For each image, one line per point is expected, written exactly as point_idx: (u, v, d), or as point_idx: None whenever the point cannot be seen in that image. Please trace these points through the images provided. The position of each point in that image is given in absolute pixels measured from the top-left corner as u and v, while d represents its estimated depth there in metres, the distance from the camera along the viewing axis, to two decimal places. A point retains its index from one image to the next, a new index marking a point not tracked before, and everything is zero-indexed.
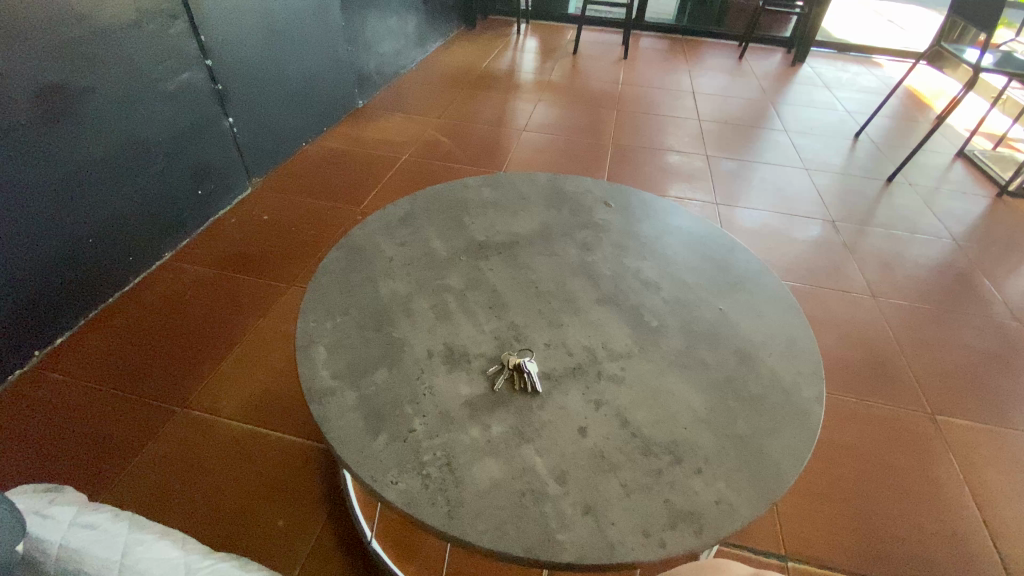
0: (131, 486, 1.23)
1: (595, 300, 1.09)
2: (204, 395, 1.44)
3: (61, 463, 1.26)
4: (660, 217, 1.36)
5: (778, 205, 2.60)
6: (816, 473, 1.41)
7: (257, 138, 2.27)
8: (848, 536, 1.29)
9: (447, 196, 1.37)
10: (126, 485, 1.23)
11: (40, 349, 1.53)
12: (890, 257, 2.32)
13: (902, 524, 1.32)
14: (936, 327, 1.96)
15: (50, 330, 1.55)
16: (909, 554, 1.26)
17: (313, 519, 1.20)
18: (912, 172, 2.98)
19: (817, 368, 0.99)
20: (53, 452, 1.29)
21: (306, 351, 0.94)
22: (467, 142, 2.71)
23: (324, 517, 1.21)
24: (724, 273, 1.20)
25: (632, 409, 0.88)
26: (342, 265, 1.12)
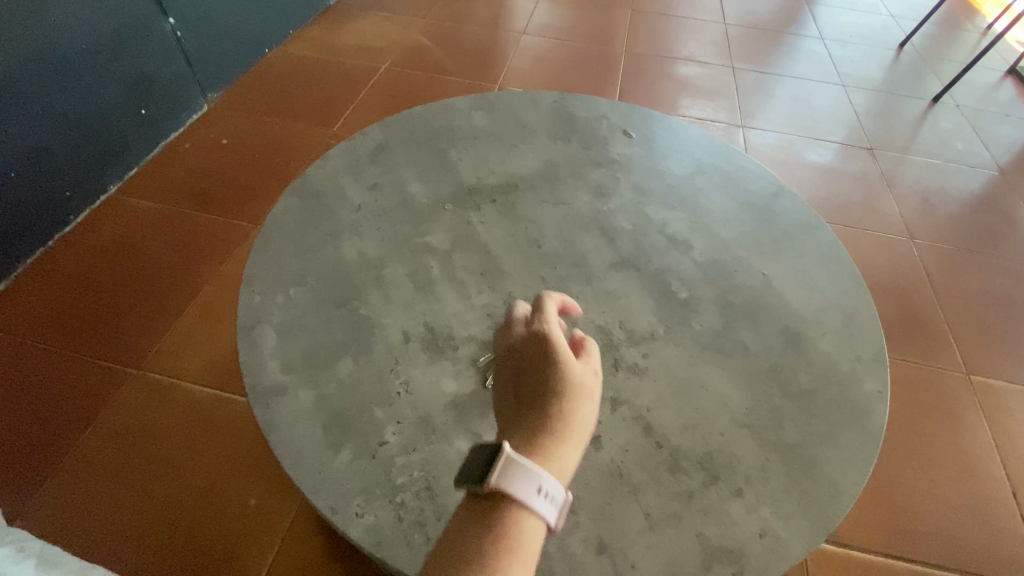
0: (86, 462, 1.10)
1: (611, 265, 0.89)
2: (162, 357, 1.27)
3: (8, 436, 1.13)
4: (688, 151, 1.12)
5: (802, 125, 2.29)
6: None
7: (209, 42, 1.90)
8: (871, 510, 1.18)
9: (430, 123, 1.10)
10: (81, 461, 1.11)
11: None
12: (930, 191, 2.08)
13: (931, 499, 1.21)
14: (974, 274, 1.78)
15: None
16: (935, 531, 1.17)
17: (288, 499, 1.09)
18: (961, 89, 2.63)
19: (879, 354, 0.81)
20: None
21: (251, 335, 0.75)
22: (456, 49, 2.32)
23: (300, 497, 1.09)
24: (767, 226, 0.99)
25: (656, 411, 0.72)
26: (296, 218, 0.90)
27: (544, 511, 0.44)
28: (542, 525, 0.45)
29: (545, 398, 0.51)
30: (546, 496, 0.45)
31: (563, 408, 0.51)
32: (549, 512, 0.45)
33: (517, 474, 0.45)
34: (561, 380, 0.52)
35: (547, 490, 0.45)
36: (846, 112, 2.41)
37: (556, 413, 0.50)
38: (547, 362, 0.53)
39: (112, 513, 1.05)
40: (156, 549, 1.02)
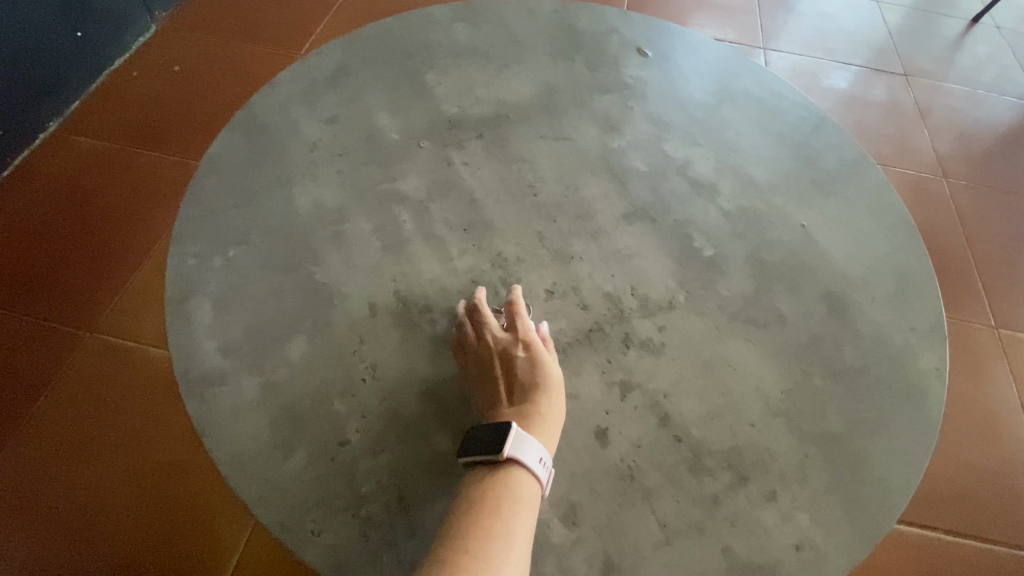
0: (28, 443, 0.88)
1: (622, 216, 0.74)
2: (118, 313, 1.03)
3: None
4: (714, 74, 0.93)
5: (830, 47, 2.02)
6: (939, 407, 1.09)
7: None
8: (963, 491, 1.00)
9: (401, 38, 0.90)
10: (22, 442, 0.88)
11: None
12: (966, 123, 1.87)
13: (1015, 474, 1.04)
14: (1011, 216, 1.62)
15: None
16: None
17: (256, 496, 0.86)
18: (1008, 6, 2.33)
19: (937, 324, 0.68)
20: None
21: (182, 309, 0.62)
22: None
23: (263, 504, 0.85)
24: (808, 166, 0.83)
25: (675, 397, 0.60)
26: (237, 160, 0.73)
27: (543, 478, 0.46)
28: (537, 492, 0.45)
29: (537, 383, 0.52)
30: (544, 462, 0.46)
31: (554, 397, 0.52)
32: (544, 479, 0.46)
33: (520, 441, 0.46)
34: (549, 369, 0.53)
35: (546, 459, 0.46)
36: (880, 31, 2.13)
37: (551, 399, 0.51)
38: (535, 352, 0.54)
39: (61, 506, 0.82)
40: (111, 548, 0.80)
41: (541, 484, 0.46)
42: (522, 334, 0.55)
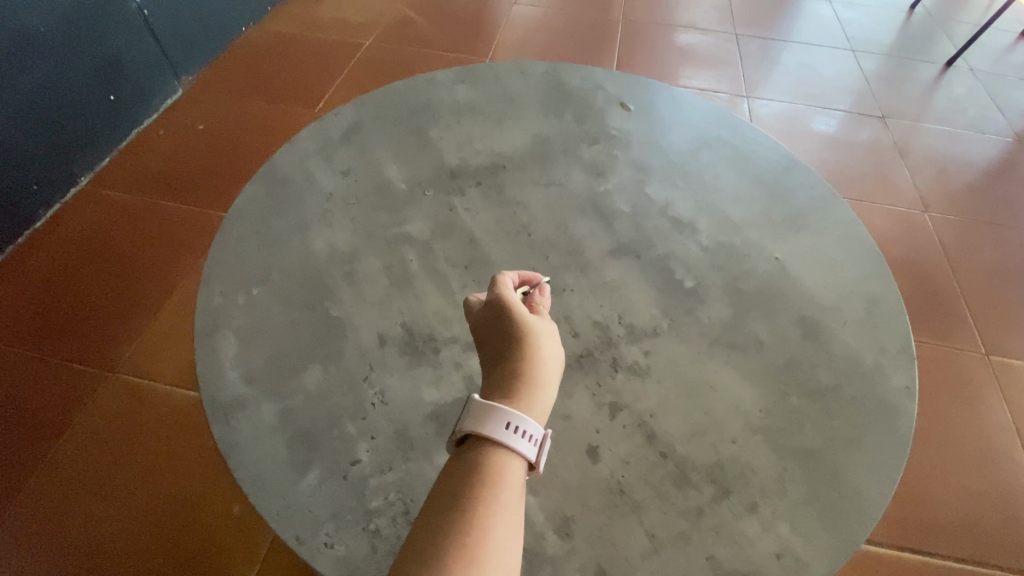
0: (60, 471, 1.01)
1: (609, 251, 0.81)
2: (138, 358, 1.17)
3: None
4: (693, 124, 1.02)
5: (810, 93, 2.16)
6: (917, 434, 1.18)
7: (182, 23, 1.75)
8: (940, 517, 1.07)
9: (408, 99, 1.01)
10: (55, 471, 1.02)
11: None
12: (944, 160, 1.96)
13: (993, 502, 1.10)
14: (994, 247, 1.67)
15: None
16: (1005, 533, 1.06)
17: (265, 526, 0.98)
18: (976, 53, 2.49)
19: (906, 346, 0.73)
20: None
21: (209, 342, 0.68)
22: (445, 20, 2.18)
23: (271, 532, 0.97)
24: (780, 204, 0.90)
25: (660, 416, 0.65)
26: (261, 207, 0.81)
27: (521, 448, 0.46)
28: (522, 464, 0.46)
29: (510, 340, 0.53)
30: (519, 432, 0.46)
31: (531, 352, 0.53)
32: (526, 448, 0.46)
33: (483, 413, 0.47)
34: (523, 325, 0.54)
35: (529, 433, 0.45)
36: (856, 78, 2.27)
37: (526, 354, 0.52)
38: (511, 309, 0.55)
39: (87, 530, 0.96)
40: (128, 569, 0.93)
41: (526, 455, 0.46)
42: (495, 296, 0.56)
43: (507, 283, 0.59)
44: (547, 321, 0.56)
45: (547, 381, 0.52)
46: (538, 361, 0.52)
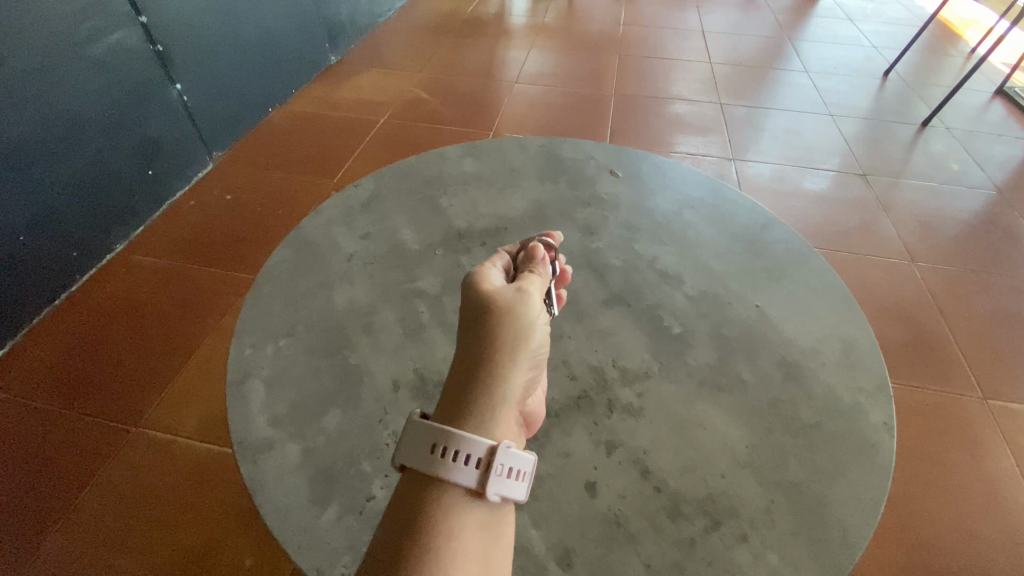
0: (82, 525, 1.06)
1: (602, 301, 0.89)
2: (161, 413, 1.23)
3: (12, 494, 1.10)
4: (676, 187, 1.13)
5: (793, 155, 2.31)
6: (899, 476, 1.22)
7: (216, 107, 1.95)
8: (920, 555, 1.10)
9: (421, 171, 1.13)
10: (78, 524, 1.06)
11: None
12: (928, 213, 2.06)
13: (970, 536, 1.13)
14: (983, 293, 1.73)
15: None
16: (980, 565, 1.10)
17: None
18: (948, 113, 2.66)
19: (882, 385, 0.79)
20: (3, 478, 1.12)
21: (239, 389, 0.74)
22: (453, 98, 2.41)
23: None
24: (759, 257, 0.98)
25: (654, 453, 0.69)
26: (289, 268, 0.91)
27: (462, 471, 0.47)
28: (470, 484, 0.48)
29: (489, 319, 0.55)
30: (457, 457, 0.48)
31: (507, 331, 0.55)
32: (468, 471, 0.48)
33: (421, 441, 0.49)
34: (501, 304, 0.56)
35: (471, 457, 0.47)
36: (836, 140, 2.44)
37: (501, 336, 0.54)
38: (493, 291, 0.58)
39: None
40: None
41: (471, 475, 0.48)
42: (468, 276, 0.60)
43: (486, 267, 0.62)
44: (522, 295, 0.58)
45: (515, 360, 0.54)
46: (502, 337, 0.54)
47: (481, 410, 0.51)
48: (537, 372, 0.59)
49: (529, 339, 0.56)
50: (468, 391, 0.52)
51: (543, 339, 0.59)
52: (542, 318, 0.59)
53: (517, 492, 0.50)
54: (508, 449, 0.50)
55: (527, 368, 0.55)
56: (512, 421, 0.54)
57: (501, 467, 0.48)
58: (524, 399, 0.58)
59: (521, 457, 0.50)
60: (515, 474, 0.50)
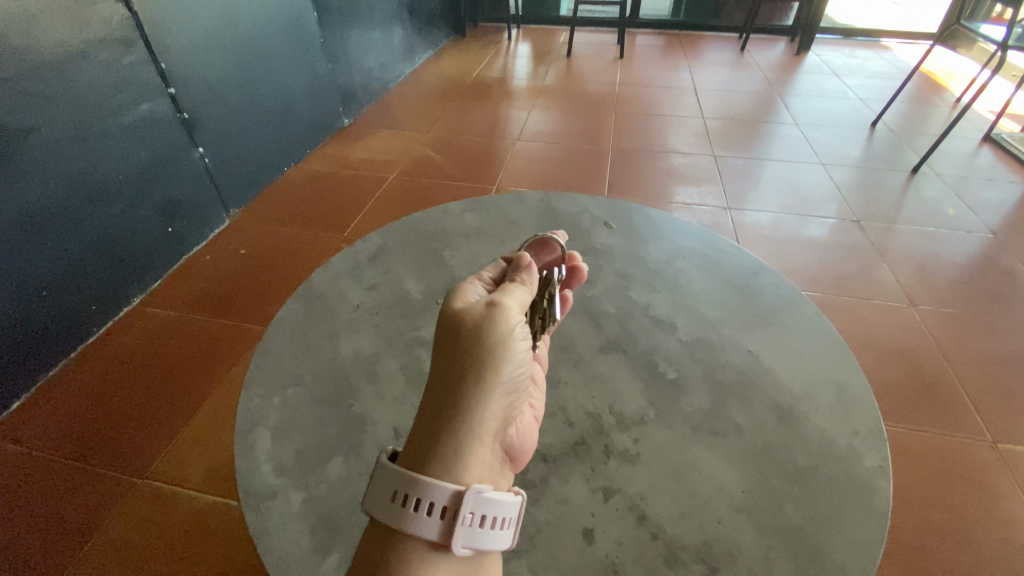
0: None
1: (598, 348, 0.92)
2: (167, 463, 1.24)
3: (18, 547, 1.11)
4: (668, 237, 1.18)
5: (789, 205, 2.37)
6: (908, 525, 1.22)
7: (234, 167, 2.07)
8: None
9: (425, 225, 1.20)
10: None
11: (14, 401, 1.39)
12: (924, 257, 2.09)
13: None
14: (985, 335, 1.73)
15: (11, 388, 1.38)
16: None
17: None
18: (937, 160, 2.75)
19: (876, 427, 0.79)
20: (11, 529, 1.13)
21: (245, 438, 0.77)
22: (459, 156, 2.54)
23: None
24: (750, 302, 1.02)
25: (650, 499, 0.70)
26: (298, 319, 0.95)
27: (426, 519, 0.49)
28: (435, 532, 0.49)
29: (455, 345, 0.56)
30: (421, 504, 0.49)
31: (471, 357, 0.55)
32: (433, 520, 0.49)
33: (386, 487, 0.50)
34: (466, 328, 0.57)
35: (434, 505, 0.49)
36: (829, 188, 2.52)
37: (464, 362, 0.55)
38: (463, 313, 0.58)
39: None
40: None
41: (434, 527, 0.49)
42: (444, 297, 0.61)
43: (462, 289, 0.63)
44: (491, 312, 0.58)
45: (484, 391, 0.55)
46: (469, 361, 0.55)
47: (448, 442, 0.52)
48: (515, 392, 0.59)
49: (497, 361, 0.56)
50: (436, 424, 0.53)
51: (518, 359, 0.58)
52: (516, 334, 0.59)
53: (495, 538, 0.51)
54: (480, 494, 0.50)
55: (498, 391, 0.55)
56: (483, 452, 0.54)
57: (469, 516, 0.49)
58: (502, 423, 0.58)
59: (494, 503, 0.51)
60: (488, 520, 0.50)
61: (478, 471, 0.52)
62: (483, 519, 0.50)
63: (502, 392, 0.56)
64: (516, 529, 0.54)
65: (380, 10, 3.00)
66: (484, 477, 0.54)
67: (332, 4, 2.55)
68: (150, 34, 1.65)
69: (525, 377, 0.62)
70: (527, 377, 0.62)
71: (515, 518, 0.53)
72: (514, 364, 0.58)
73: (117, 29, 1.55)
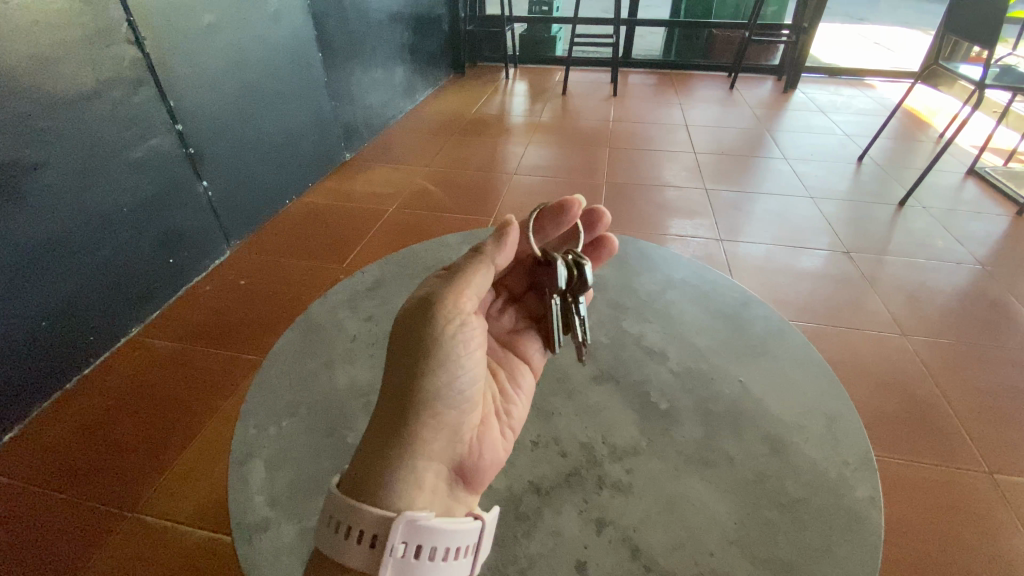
0: None
1: (592, 379, 0.93)
2: (157, 497, 1.23)
3: None
4: (660, 269, 1.21)
5: (782, 237, 2.42)
6: (909, 559, 1.21)
7: (236, 200, 2.12)
8: None
9: (422, 257, 1.22)
10: None
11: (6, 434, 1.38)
12: (915, 287, 2.13)
13: None
14: (978, 364, 1.75)
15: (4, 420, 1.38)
16: None
17: None
18: (923, 193, 2.83)
19: (866, 457, 0.80)
20: None
21: (239, 469, 0.76)
22: (458, 189, 2.61)
23: None
24: (740, 333, 1.03)
25: (643, 531, 0.70)
26: (295, 350, 0.96)
27: (355, 547, 0.51)
28: (366, 559, 0.51)
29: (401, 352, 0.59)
30: (352, 531, 0.51)
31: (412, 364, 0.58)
32: (365, 547, 0.51)
33: (324, 512, 0.53)
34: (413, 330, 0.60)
35: (362, 533, 0.51)
36: (819, 220, 2.57)
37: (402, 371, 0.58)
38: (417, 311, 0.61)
39: None
40: None
41: (365, 554, 0.51)
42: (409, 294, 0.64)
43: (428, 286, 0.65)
44: (427, 306, 0.59)
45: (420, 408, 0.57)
46: (402, 362, 0.58)
47: (378, 447, 0.55)
48: (455, 397, 0.60)
49: (427, 361, 0.58)
50: (378, 436, 0.55)
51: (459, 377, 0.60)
52: (453, 331, 0.60)
53: (440, 567, 0.53)
54: (413, 523, 0.51)
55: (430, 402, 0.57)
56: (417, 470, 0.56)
57: (399, 546, 0.51)
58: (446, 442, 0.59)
59: (430, 533, 0.52)
60: (424, 550, 0.52)
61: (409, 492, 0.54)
62: (417, 548, 0.51)
63: (434, 396, 0.58)
64: (463, 557, 0.54)
65: (383, 50, 3.13)
66: (424, 500, 0.55)
67: (336, 45, 2.66)
68: (160, 74, 1.72)
69: (473, 378, 0.62)
70: (478, 377, 0.62)
71: (460, 547, 0.54)
72: (446, 364, 0.59)
73: (129, 69, 1.61)
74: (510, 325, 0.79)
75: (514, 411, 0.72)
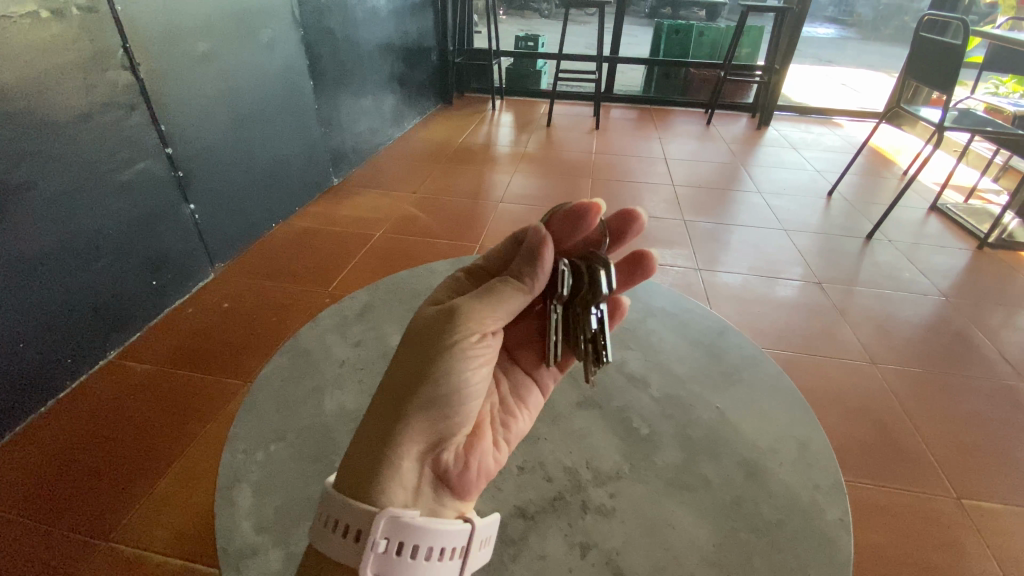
0: None
1: (576, 405, 0.96)
2: (131, 524, 1.20)
3: None
4: (641, 298, 1.25)
5: (757, 267, 2.51)
6: None
7: (222, 223, 2.12)
8: None
9: (410, 284, 1.25)
10: None
11: None
12: (882, 317, 2.23)
13: None
14: (943, 392, 1.83)
15: None
16: None
17: None
18: (888, 227, 2.98)
19: (837, 482, 0.84)
20: None
21: (226, 494, 0.77)
22: (445, 216, 2.66)
23: None
24: (718, 361, 1.08)
25: (625, 553, 0.72)
26: (283, 375, 0.97)
27: (343, 540, 0.54)
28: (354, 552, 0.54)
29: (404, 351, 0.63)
30: (341, 525, 0.55)
31: (410, 364, 0.62)
32: (353, 542, 0.54)
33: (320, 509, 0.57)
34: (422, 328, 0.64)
35: (350, 527, 0.54)
36: (792, 251, 2.68)
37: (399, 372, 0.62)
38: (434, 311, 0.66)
39: None
40: None
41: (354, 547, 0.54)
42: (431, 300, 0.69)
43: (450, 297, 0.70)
44: (446, 317, 0.63)
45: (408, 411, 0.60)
46: (411, 366, 0.62)
47: (370, 444, 0.59)
48: (450, 411, 0.63)
49: (430, 369, 0.61)
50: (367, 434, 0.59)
51: (449, 385, 0.62)
52: (464, 348, 0.63)
53: (432, 567, 0.55)
54: (396, 520, 0.54)
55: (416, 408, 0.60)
56: (398, 471, 0.58)
57: (381, 542, 0.53)
58: (430, 447, 0.61)
59: (412, 531, 0.54)
60: (407, 547, 0.54)
61: (388, 490, 0.57)
62: (400, 544, 0.54)
63: (431, 404, 0.61)
64: (448, 557, 0.56)
65: (372, 80, 3.21)
66: (405, 500, 0.58)
67: (327, 75, 2.73)
68: (153, 99, 1.75)
69: (473, 394, 0.64)
70: (473, 390, 0.64)
71: (447, 547, 0.56)
72: (452, 376, 0.62)
73: (122, 94, 1.64)
74: (514, 342, 0.79)
75: (514, 426, 0.73)
